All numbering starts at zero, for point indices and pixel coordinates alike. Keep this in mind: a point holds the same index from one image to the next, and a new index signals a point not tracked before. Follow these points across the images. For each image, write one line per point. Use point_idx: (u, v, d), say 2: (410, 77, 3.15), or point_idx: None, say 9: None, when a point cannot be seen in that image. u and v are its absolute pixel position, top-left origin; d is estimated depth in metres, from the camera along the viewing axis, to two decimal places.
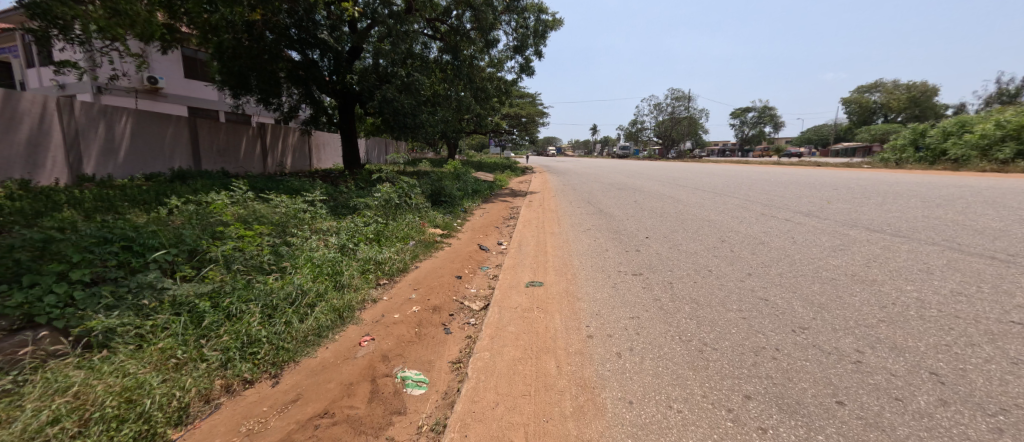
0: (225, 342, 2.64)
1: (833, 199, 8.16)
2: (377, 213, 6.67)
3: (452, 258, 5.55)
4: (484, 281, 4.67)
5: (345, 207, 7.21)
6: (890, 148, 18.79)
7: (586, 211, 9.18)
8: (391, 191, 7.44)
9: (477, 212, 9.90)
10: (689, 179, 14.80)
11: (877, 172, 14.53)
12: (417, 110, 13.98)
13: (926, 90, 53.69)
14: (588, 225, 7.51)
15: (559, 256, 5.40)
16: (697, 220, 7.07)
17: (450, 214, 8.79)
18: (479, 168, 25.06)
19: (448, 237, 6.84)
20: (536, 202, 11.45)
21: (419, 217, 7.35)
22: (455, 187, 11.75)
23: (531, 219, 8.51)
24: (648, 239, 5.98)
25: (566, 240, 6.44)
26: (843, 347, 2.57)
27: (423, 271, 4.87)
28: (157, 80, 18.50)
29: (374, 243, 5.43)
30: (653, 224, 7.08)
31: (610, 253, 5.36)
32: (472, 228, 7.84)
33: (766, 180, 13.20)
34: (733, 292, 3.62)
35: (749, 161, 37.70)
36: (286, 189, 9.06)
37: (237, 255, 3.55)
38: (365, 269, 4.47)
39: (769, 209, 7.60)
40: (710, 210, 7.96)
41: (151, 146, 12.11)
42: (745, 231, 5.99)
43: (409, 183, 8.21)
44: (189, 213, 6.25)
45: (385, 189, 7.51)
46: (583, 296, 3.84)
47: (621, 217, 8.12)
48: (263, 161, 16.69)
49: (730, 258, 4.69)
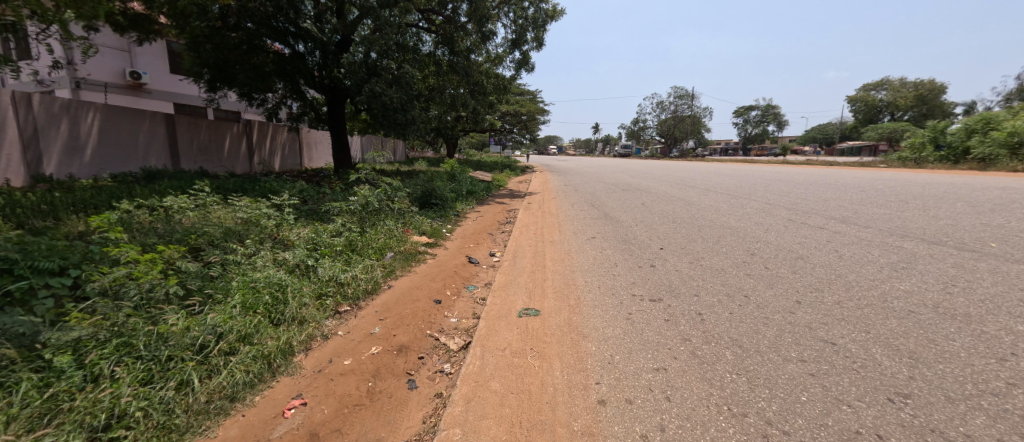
0: (71, 424, 1.90)
1: (867, 203, 7.31)
2: (352, 220, 5.86)
3: (434, 274, 4.71)
4: (468, 307, 3.82)
5: (320, 213, 6.37)
6: (908, 147, 17.92)
7: (590, 215, 8.36)
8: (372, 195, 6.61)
9: (471, 216, 9.07)
10: (697, 180, 13.93)
11: (898, 172, 13.68)
12: (408, 105, 13.14)
13: (933, 88, 52.80)
14: (593, 232, 6.66)
15: (561, 274, 4.55)
16: (716, 228, 6.23)
17: (439, 219, 7.97)
18: (477, 168, 24.22)
19: (433, 246, 6.02)
20: (535, 204, 10.63)
21: (402, 224, 6.51)
22: (447, 187, 10.90)
23: (529, 225, 7.68)
24: (664, 251, 5.15)
25: (569, 252, 5.59)
26: (980, 437, 1.74)
27: (396, 293, 4.03)
28: (139, 75, 17.71)
29: (343, 258, 4.62)
30: (666, 232, 6.24)
31: (621, 270, 4.51)
32: (463, 235, 7.01)
33: (781, 180, 12.35)
34: (787, 331, 2.79)
35: (754, 160, 36.85)
36: (258, 191, 8.22)
37: (141, 283, 2.77)
38: (322, 294, 3.66)
39: (796, 214, 6.76)
40: (729, 215, 7.12)
41: (122, 144, 11.36)
42: (776, 242, 5.17)
43: (394, 184, 7.38)
44: (135, 222, 5.44)
45: (365, 192, 6.68)
46: (591, 333, 3.00)
47: (629, 222, 7.28)
48: (249, 159, 15.91)
49: (767, 278, 3.86)
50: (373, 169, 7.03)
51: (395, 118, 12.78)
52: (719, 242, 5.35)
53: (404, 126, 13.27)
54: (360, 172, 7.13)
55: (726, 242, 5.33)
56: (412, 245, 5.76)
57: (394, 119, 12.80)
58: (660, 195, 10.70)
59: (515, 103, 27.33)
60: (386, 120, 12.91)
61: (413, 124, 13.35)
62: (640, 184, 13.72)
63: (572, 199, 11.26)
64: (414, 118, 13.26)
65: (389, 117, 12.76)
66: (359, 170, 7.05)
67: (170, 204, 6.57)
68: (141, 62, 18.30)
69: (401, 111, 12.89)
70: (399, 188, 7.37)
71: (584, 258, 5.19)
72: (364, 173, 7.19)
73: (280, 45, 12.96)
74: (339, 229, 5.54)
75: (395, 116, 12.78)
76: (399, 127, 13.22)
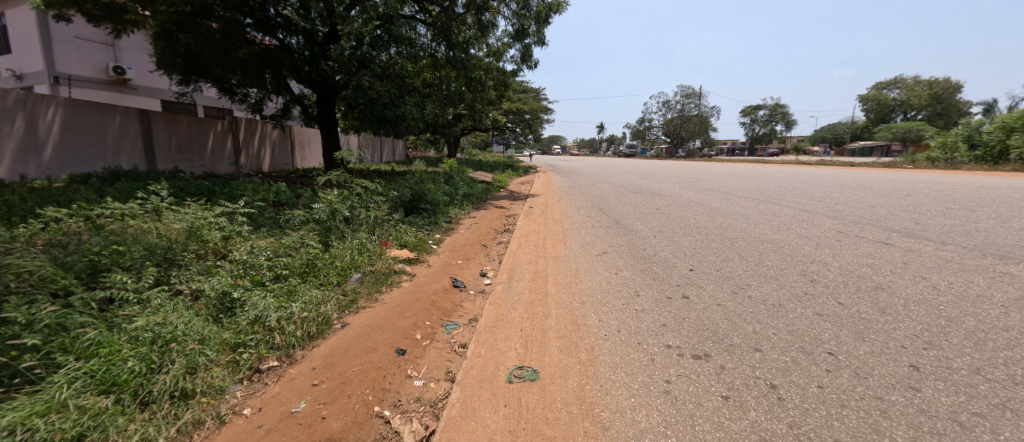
0: None
1: (924, 211, 6.26)
2: (314, 235, 4.89)
3: (404, 307, 3.67)
4: (442, 361, 2.79)
5: (281, 224, 5.37)
6: (938, 146, 16.86)
7: (599, 223, 7.37)
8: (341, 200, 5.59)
9: (464, 223, 8.10)
10: (713, 182, 12.90)
11: (933, 172, 12.68)
12: (399, 101, 12.18)
13: (948, 87, 51.42)
14: (606, 245, 5.63)
15: (567, 307, 3.52)
16: (752, 242, 5.21)
17: (426, 228, 6.98)
18: (477, 168, 23.21)
19: (414, 264, 5.05)
20: (537, 208, 9.65)
21: (378, 236, 5.51)
22: (441, 190, 9.91)
23: (529, 235, 6.67)
24: (696, 274, 4.13)
25: (576, 272, 4.56)
26: None
27: (349, 337, 3.04)
28: (122, 69, 16.85)
29: (293, 285, 3.62)
30: (693, 247, 5.20)
31: (645, 303, 3.47)
32: (452, 248, 6.02)
33: (808, 182, 11.30)
34: (928, 433, 1.79)
35: (765, 161, 35.66)
36: (224, 195, 7.26)
37: None
38: (241, 343, 2.68)
39: (845, 225, 5.73)
40: (763, 225, 6.08)
41: (89, 143, 10.45)
42: (837, 262, 4.14)
43: (373, 187, 6.36)
44: (54, 239, 4.47)
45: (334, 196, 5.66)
46: (614, 424, 2.01)
47: (646, 233, 6.26)
48: (234, 160, 14.96)
49: (849, 322, 2.84)
50: (348, 169, 6.01)
51: (385, 114, 11.83)
52: (763, 262, 4.34)
53: (394, 122, 12.30)
54: (332, 172, 6.11)
55: (772, 262, 4.30)
56: (387, 263, 4.75)
57: (384, 116, 11.84)
58: (676, 199, 9.66)
59: (518, 101, 26.24)
60: (376, 117, 11.95)
61: (404, 121, 12.39)
62: (651, 187, 12.70)
63: (577, 203, 10.23)
64: (406, 115, 12.29)
65: (378, 113, 11.79)
66: (331, 169, 6.02)
67: (111, 213, 5.59)
68: (126, 56, 17.45)
69: (390, 107, 11.93)
70: (379, 192, 6.35)
71: (595, 282, 4.15)
72: (337, 174, 6.19)
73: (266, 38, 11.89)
74: (299, 246, 4.54)
75: (385, 113, 11.81)
76: (390, 124, 12.27)
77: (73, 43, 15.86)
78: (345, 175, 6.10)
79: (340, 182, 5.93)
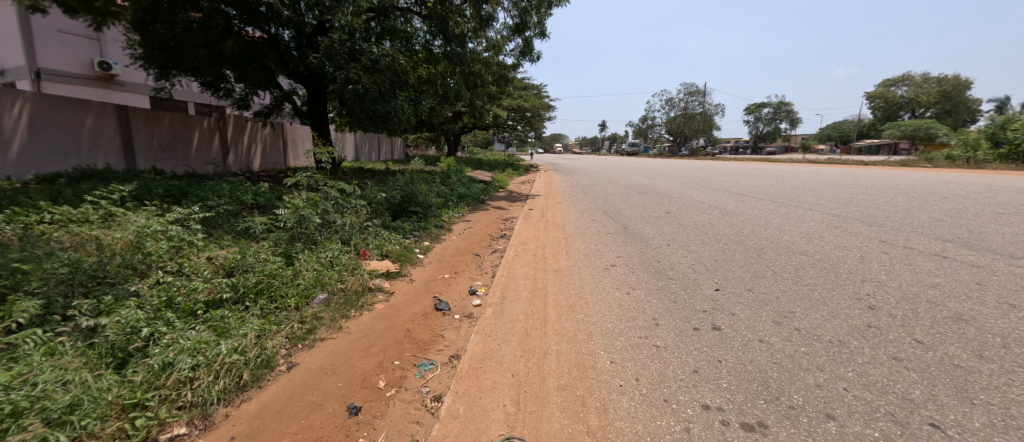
0: None
1: (972, 217, 5.58)
2: (278, 247, 4.26)
3: (372, 338, 3.01)
4: (407, 424, 2.13)
5: (242, 234, 4.72)
6: (959, 144, 16.23)
7: (604, 228, 6.71)
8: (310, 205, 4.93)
9: (458, 228, 7.45)
10: (722, 182, 12.24)
11: (957, 172, 12.06)
12: (389, 95, 11.49)
13: (958, 84, 50.51)
14: (613, 257, 4.96)
15: (570, 340, 2.86)
16: (783, 253, 4.53)
17: (412, 235, 6.32)
18: (476, 167, 22.56)
19: (393, 280, 4.40)
20: (537, 211, 8.99)
21: (353, 246, 4.86)
22: (432, 190, 9.27)
23: (527, 243, 6.00)
24: (725, 295, 3.45)
25: (580, 290, 3.89)
26: None
27: (292, 386, 2.40)
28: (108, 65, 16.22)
29: (232, 314, 2.98)
30: (715, 259, 4.53)
31: (667, 336, 2.80)
32: (440, 258, 5.36)
33: (827, 182, 10.63)
34: None
35: (771, 159, 34.96)
36: (192, 198, 6.61)
37: None
38: (139, 403, 2.07)
39: (886, 234, 5.05)
40: (792, 233, 5.40)
41: (61, 141, 9.85)
42: (893, 282, 3.47)
43: (350, 189, 5.69)
44: None
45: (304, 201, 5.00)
46: None
47: (657, 241, 5.61)
48: (222, 158, 14.34)
49: (942, 372, 2.17)
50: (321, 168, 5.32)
51: (374, 110, 11.18)
52: (802, 280, 3.67)
53: (384, 118, 11.66)
54: (303, 173, 5.45)
55: (812, 280, 3.64)
56: (361, 279, 4.11)
57: (373, 112, 11.20)
58: (685, 201, 9.01)
59: (519, 98, 25.46)
60: (365, 113, 11.29)
61: (393, 117, 11.74)
62: (657, 187, 12.05)
63: (580, 205, 9.57)
64: (396, 110, 11.64)
65: (367, 108, 11.12)
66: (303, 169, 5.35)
67: (52, 218, 4.95)
68: (111, 50, 16.79)
69: (379, 102, 11.24)
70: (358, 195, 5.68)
71: (602, 305, 3.49)
72: (310, 174, 5.51)
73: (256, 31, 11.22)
74: (255, 261, 3.90)
75: (374, 108, 11.13)
76: (379, 120, 11.64)
77: (55, 37, 15.14)
78: (320, 177, 5.42)
79: (316, 182, 5.27)
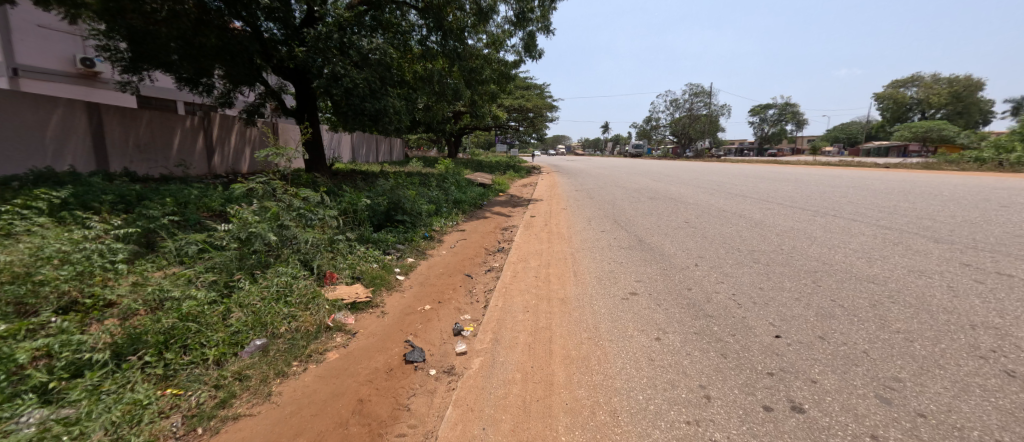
0: None
1: None
2: (215, 276, 3.38)
3: (306, 418, 2.14)
4: None
5: (179, 253, 3.88)
6: (988, 147, 15.41)
7: (618, 242, 5.85)
8: (261, 217, 4.06)
9: (450, 239, 6.59)
10: (739, 187, 11.36)
11: (994, 176, 11.20)
12: (381, 92, 10.39)
13: (969, 85, 49.41)
14: (631, 282, 4.08)
15: (586, 426, 2.01)
16: (846, 281, 3.66)
17: (394, 251, 5.44)
18: (474, 169, 21.73)
19: (361, 315, 3.52)
20: (540, 219, 8.13)
21: (317, 265, 4.00)
22: (424, 195, 8.44)
23: (528, 261, 5.12)
24: (791, 346, 2.60)
25: (594, 332, 3.03)
26: None
27: None
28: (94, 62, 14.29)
29: (104, 389, 2.13)
30: (760, 286, 3.67)
31: (728, 423, 1.93)
32: (423, 281, 4.49)
33: (857, 187, 9.74)
34: None
35: (779, 161, 34.01)
36: (145, 207, 5.76)
37: None
38: None
39: (966, 254, 4.16)
40: (846, 252, 4.52)
41: (23, 140, 9.01)
42: (1018, 331, 2.60)
43: (318, 196, 4.80)
44: None
45: (254, 212, 4.13)
46: None
47: (680, 258, 4.76)
48: (207, 159, 13.57)
49: None
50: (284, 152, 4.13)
51: (363, 108, 10.03)
52: (886, 323, 2.83)
53: (374, 117, 10.53)
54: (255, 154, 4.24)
55: (900, 323, 2.80)
56: (317, 312, 3.26)
57: (362, 110, 10.04)
58: (703, 208, 8.16)
59: (520, 97, 24.43)
60: (354, 111, 10.10)
61: (384, 116, 10.53)
62: (668, 192, 11.19)
63: (586, 212, 8.72)
64: (386, 109, 10.42)
65: (355, 106, 9.99)
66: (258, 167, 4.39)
67: None
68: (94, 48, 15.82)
69: (369, 100, 10.08)
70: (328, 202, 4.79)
71: (626, 358, 2.62)
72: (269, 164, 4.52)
73: (239, 22, 10.24)
74: (178, 295, 3.07)
75: (362, 106, 9.99)
76: (369, 119, 10.49)
77: (34, 32, 13.10)
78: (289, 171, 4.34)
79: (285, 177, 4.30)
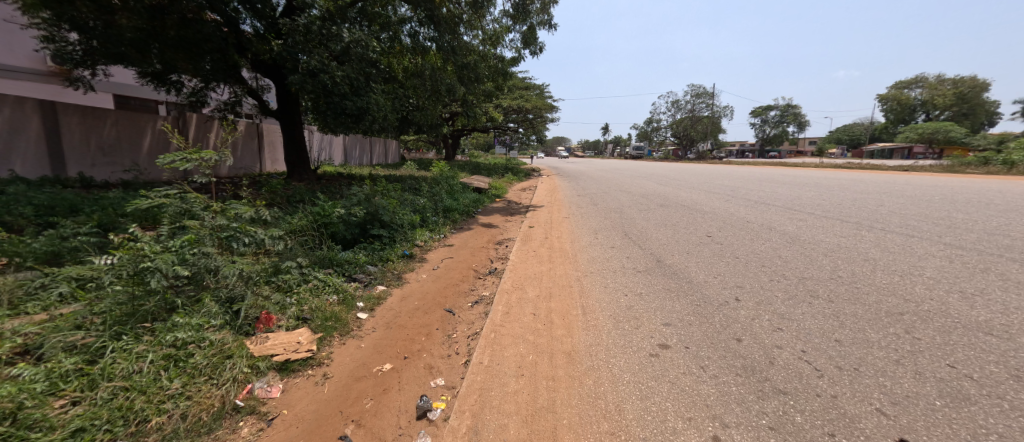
0: None
1: None
2: (79, 337, 2.41)
3: None
4: None
5: (50, 298, 2.92)
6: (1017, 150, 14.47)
7: (633, 263, 4.90)
8: (166, 246, 3.13)
9: (434, 258, 5.65)
10: (756, 192, 10.41)
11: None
12: (364, 89, 9.36)
13: (975, 87, 48.60)
14: (657, 325, 3.14)
15: None
16: (953, 331, 2.72)
17: (362, 277, 4.48)
18: (470, 172, 20.80)
19: (292, 382, 2.57)
20: (539, 232, 7.19)
21: (246, 303, 3.04)
22: (408, 205, 7.50)
23: (526, 290, 4.16)
24: None
25: (618, 419, 2.10)
26: None
27: None
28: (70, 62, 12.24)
29: None
30: (841, 341, 2.71)
31: None
32: (391, 320, 3.53)
33: (892, 193, 8.78)
34: None
35: (784, 162, 33.10)
36: (64, 221, 4.78)
37: None
38: None
39: None
40: (929, 284, 3.57)
41: None
42: None
43: (256, 211, 3.85)
44: None
45: (158, 238, 3.18)
46: None
47: (714, 290, 3.80)
48: None
49: None
50: (198, 155, 3.16)
51: (343, 107, 9.00)
52: None
53: (357, 117, 9.51)
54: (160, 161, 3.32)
55: None
56: (221, 385, 2.34)
57: (343, 109, 9.03)
58: (724, 219, 7.22)
59: (518, 97, 23.43)
60: (333, 110, 9.05)
61: (367, 115, 9.49)
62: (679, 198, 10.25)
63: (590, 223, 7.79)
64: (370, 107, 9.37)
65: (334, 104, 8.97)
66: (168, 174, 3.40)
67: None
68: None
69: (349, 98, 9.04)
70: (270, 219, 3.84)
71: None
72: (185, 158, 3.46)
73: (215, 15, 9.18)
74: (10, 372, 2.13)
75: (342, 104, 8.96)
76: (352, 120, 9.50)
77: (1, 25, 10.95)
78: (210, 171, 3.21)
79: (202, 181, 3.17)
